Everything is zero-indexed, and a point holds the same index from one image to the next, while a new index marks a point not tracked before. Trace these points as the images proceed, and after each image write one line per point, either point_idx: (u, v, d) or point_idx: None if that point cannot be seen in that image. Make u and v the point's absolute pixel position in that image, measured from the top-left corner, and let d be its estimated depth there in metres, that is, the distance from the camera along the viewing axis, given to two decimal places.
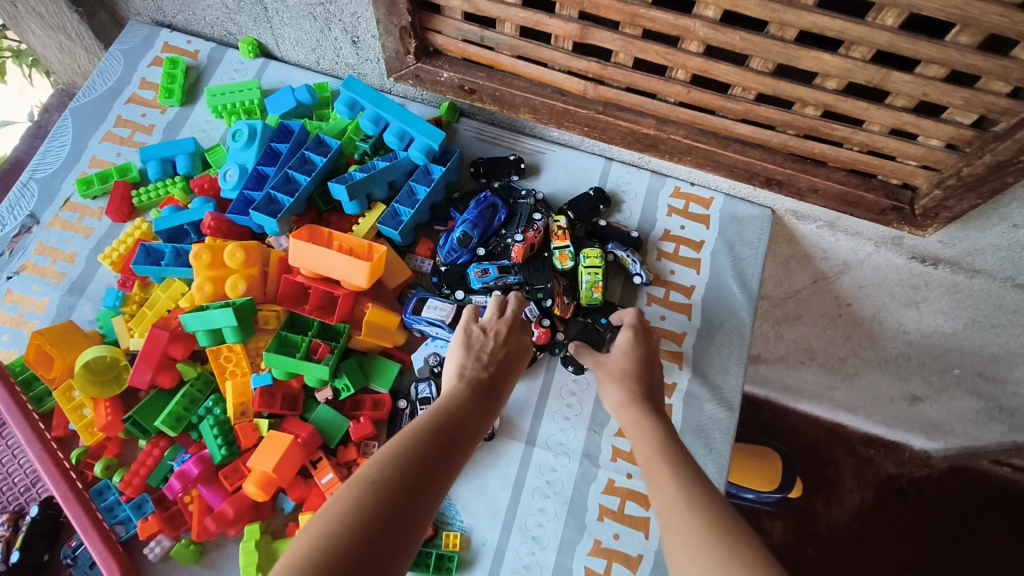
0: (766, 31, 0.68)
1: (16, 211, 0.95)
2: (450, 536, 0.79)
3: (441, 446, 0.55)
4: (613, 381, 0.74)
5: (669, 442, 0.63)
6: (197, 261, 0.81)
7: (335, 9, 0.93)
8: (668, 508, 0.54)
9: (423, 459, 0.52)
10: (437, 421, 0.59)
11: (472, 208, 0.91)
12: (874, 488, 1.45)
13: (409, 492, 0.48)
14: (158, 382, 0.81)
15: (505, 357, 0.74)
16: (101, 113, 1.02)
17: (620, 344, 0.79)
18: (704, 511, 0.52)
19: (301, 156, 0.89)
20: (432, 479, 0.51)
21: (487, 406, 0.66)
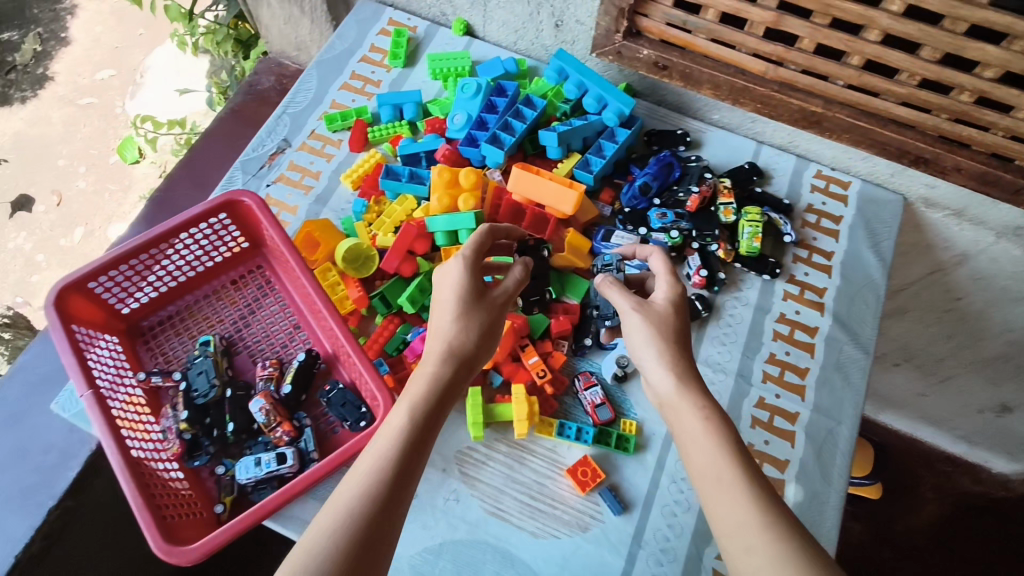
0: (940, 25, 0.85)
1: (273, 135, 1.17)
2: (627, 422, 0.94)
3: (394, 478, 0.63)
4: (656, 345, 0.73)
5: (706, 435, 0.66)
6: (440, 178, 1.00)
7: None
8: (729, 519, 0.60)
9: (369, 508, 0.60)
10: (390, 450, 0.65)
11: (652, 164, 1.08)
12: (953, 502, 1.59)
13: (369, 547, 0.58)
14: (400, 271, 0.99)
15: (475, 332, 0.76)
16: (339, 66, 1.24)
17: (662, 304, 0.77)
18: (773, 525, 0.57)
19: (516, 109, 1.08)
20: (382, 522, 0.59)
21: (447, 395, 0.72)
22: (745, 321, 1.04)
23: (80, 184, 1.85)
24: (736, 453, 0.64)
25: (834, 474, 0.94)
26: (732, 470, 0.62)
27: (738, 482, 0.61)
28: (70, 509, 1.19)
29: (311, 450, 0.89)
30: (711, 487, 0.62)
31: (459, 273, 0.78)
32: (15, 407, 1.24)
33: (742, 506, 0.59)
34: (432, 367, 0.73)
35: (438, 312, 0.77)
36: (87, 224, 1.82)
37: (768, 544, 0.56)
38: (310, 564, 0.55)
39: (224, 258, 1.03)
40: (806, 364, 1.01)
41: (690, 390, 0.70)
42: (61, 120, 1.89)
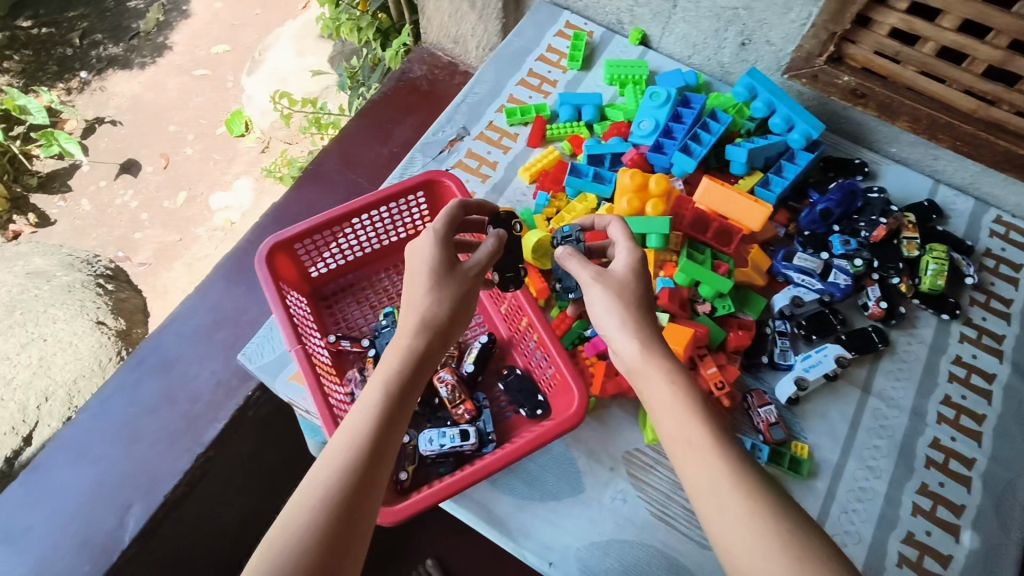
0: None
1: (451, 123, 1.20)
2: (800, 445, 0.94)
3: (373, 452, 0.62)
4: (620, 312, 0.74)
5: (679, 401, 0.67)
6: (631, 181, 1.01)
7: (744, 15, 1.10)
8: (702, 484, 0.62)
9: (351, 489, 0.59)
10: (369, 426, 0.63)
11: (834, 191, 1.06)
12: None
13: (345, 528, 0.57)
14: (584, 268, 1.01)
15: (450, 304, 0.74)
16: (516, 62, 1.26)
17: (627, 268, 0.78)
18: (749, 487, 0.60)
19: (703, 121, 1.08)
20: (363, 495, 0.59)
21: (422, 368, 0.71)
22: (920, 358, 1.02)
23: (189, 150, 2.33)
24: (706, 418, 0.66)
25: (1014, 525, 0.91)
26: (703, 437, 0.64)
27: (711, 445, 0.63)
28: (211, 460, 1.21)
29: (490, 432, 0.92)
30: (684, 453, 0.64)
31: (430, 248, 0.77)
32: (168, 353, 1.28)
33: (720, 474, 0.61)
34: (406, 341, 0.71)
35: (410, 285, 0.75)
36: (189, 189, 2.26)
37: (736, 501, 0.59)
38: (292, 547, 0.55)
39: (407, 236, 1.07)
40: (983, 411, 0.98)
41: (655, 355, 0.71)
42: (174, 85, 2.49)
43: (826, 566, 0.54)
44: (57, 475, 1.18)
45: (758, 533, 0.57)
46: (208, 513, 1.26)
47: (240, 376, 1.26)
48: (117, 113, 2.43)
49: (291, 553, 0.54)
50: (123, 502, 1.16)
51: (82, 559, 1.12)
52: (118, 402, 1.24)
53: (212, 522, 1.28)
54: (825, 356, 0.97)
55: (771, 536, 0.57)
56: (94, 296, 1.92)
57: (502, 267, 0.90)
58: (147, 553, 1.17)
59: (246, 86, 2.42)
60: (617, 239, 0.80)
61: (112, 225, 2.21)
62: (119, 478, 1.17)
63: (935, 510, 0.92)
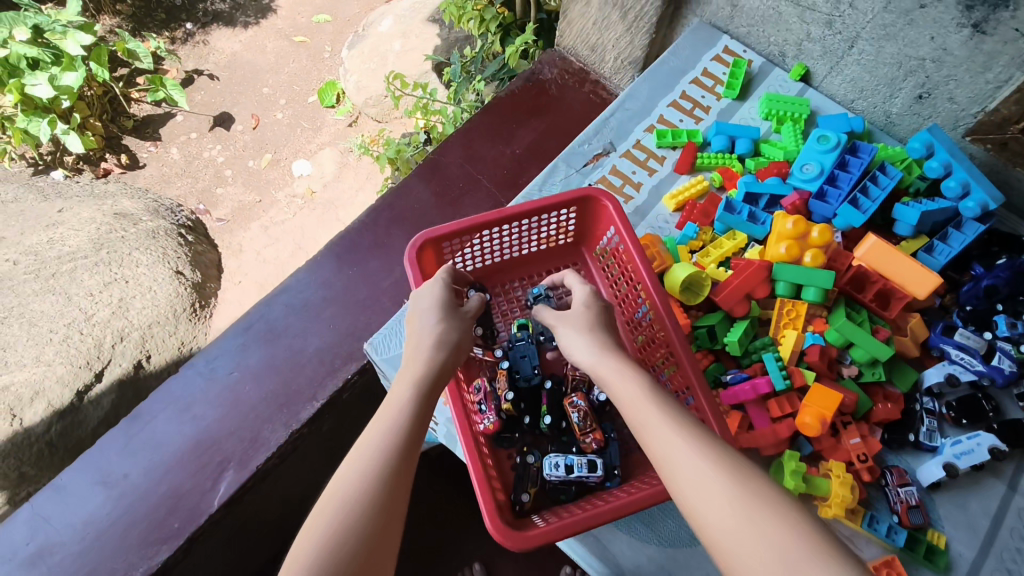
0: None
1: (598, 137, 1.16)
2: (937, 534, 0.88)
3: (403, 442, 0.65)
4: (580, 334, 0.79)
5: (642, 380, 0.69)
6: (792, 227, 0.96)
7: (931, 67, 1.04)
8: (656, 443, 0.62)
9: (386, 470, 0.62)
10: (399, 418, 0.68)
11: (1003, 265, 0.98)
12: None
13: (385, 507, 0.60)
14: (733, 311, 0.96)
15: (451, 328, 0.81)
16: (670, 83, 1.23)
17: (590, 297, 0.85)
18: (693, 434, 0.62)
19: (872, 174, 1.03)
20: (399, 477, 0.62)
21: (442, 373, 0.75)
22: None
23: (278, 114, 2.36)
24: (654, 389, 0.68)
25: None
26: (649, 402, 0.66)
27: (658, 409, 0.65)
28: (303, 436, 1.20)
29: (617, 467, 0.87)
30: (638, 424, 0.65)
31: (437, 288, 0.86)
32: (275, 324, 1.28)
33: (668, 436, 0.62)
34: (425, 353, 0.76)
35: (419, 317, 0.83)
36: (274, 151, 2.28)
37: (683, 445, 0.61)
38: (339, 523, 0.57)
39: (545, 247, 1.04)
40: None
41: (611, 353, 0.75)
42: (272, 49, 2.52)
43: (762, 488, 0.56)
44: (158, 428, 1.19)
45: (708, 467, 0.58)
46: (289, 487, 1.25)
47: (341, 357, 1.24)
48: (215, 67, 2.47)
49: (339, 533, 0.57)
50: (215, 465, 1.15)
51: (170, 517, 1.11)
52: (224, 363, 1.24)
53: (288, 496, 1.27)
54: (978, 445, 0.89)
55: (714, 469, 0.58)
56: (176, 245, 1.95)
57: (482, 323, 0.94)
58: (230, 518, 1.16)
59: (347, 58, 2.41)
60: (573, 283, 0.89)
61: (196, 176, 2.23)
62: (216, 438, 1.17)
63: None
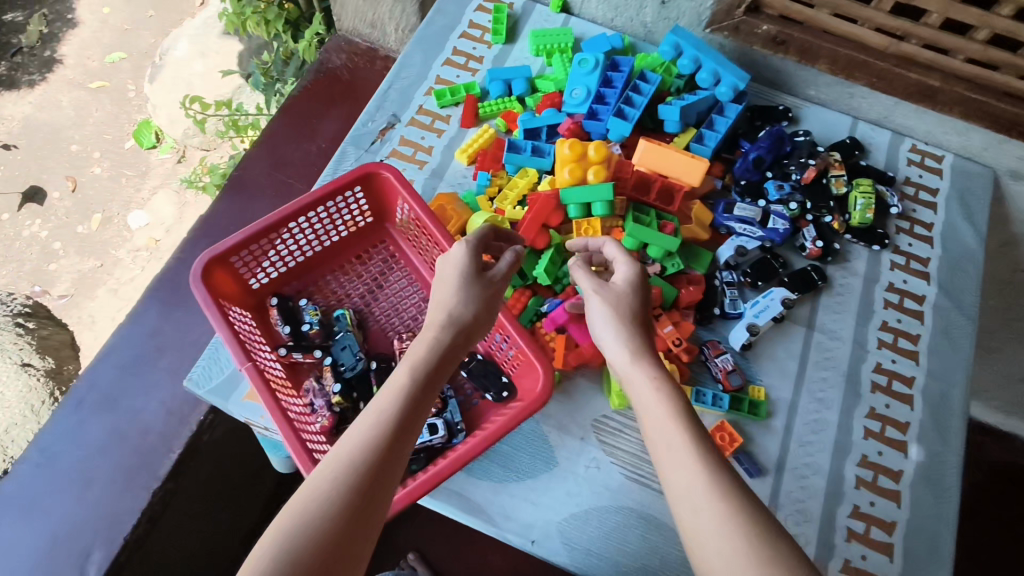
0: None
1: (382, 112, 1.16)
2: (757, 388, 0.98)
3: (398, 426, 0.62)
4: (616, 325, 0.76)
5: (678, 404, 0.66)
6: (570, 152, 1.01)
7: None
8: (684, 486, 0.60)
9: (376, 457, 0.59)
10: (399, 402, 0.64)
11: (764, 137, 1.10)
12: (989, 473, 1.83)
13: (370, 495, 0.57)
14: (535, 243, 0.99)
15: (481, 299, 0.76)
16: (440, 42, 1.23)
17: (627, 277, 0.80)
18: (727, 492, 0.58)
19: (634, 84, 1.09)
20: (387, 468, 0.59)
21: (449, 357, 0.71)
22: (855, 291, 1.08)
23: (96, 169, 2.15)
24: (690, 422, 0.65)
25: (952, 435, 0.99)
26: (680, 436, 0.63)
27: (691, 451, 0.62)
28: (172, 491, 1.14)
29: (458, 422, 0.91)
30: (665, 450, 0.63)
31: (463, 251, 0.80)
32: (108, 389, 1.20)
33: (699, 474, 0.60)
34: (433, 332, 0.72)
35: (440, 284, 0.77)
36: (103, 209, 2.09)
37: (712, 502, 0.58)
38: (321, 514, 0.54)
39: (349, 233, 1.02)
40: (917, 330, 1.06)
41: (643, 364, 0.72)
42: (70, 102, 2.27)
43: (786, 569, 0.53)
44: (6, 535, 1.10)
45: (729, 523, 0.56)
46: (179, 545, 1.20)
47: (190, 402, 1.19)
48: (9, 137, 2.21)
49: (313, 510, 0.55)
50: (78, 552, 1.08)
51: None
52: (63, 447, 1.16)
53: (183, 554, 1.22)
54: (772, 300, 1.00)
55: (738, 528, 0.55)
56: (14, 338, 1.83)
57: (290, 320, 0.94)
58: None
59: (152, 94, 2.22)
60: (615, 254, 0.84)
61: (20, 258, 2.02)
62: (75, 525, 1.10)
63: (884, 430, 0.98)
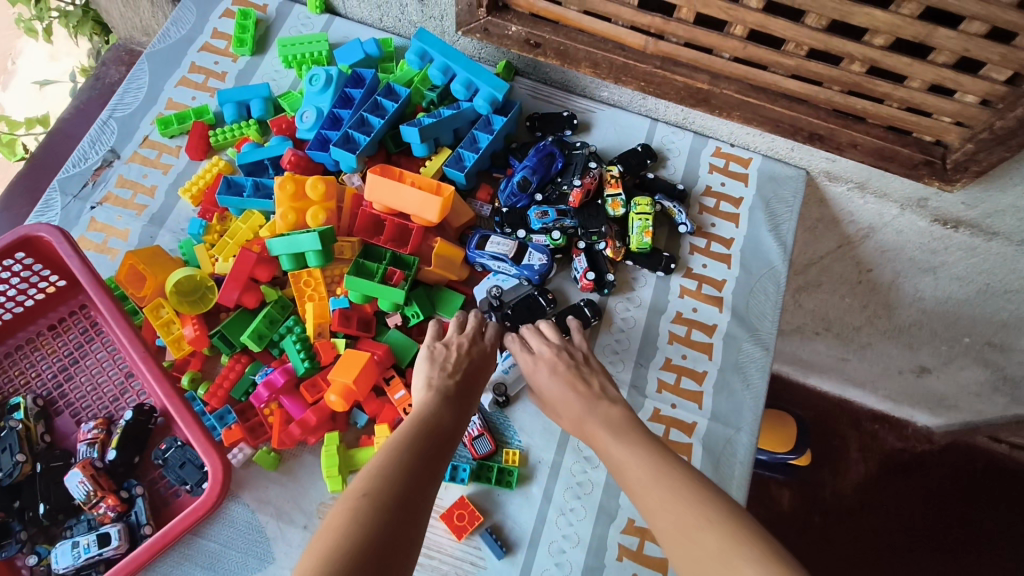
0: (804, 21, 0.78)
1: (98, 146, 1.01)
2: (509, 453, 0.86)
3: (429, 451, 0.61)
4: (563, 394, 0.76)
5: (634, 437, 0.65)
6: (282, 191, 0.86)
7: None
8: (649, 506, 0.57)
9: (411, 465, 0.58)
10: (428, 428, 0.65)
11: (531, 155, 0.97)
12: (878, 461, 1.56)
13: (409, 495, 0.55)
14: (243, 302, 0.86)
15: (477, 361, 0.79)
16: (176, 58, 1.07)
17: (542, 366, 0.80)
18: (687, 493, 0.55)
19: (374, 102, 0.95)
20: (423, 480, 0.58)
21: (465, 411, 0.72)
22: (638, 325, 0.95)
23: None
24: (654, 445, 0.63)
25: (733, 487, 0.87)
26: (641, 457, 0.62)
27: (651, 468, 0.60)
28: None
29: (143, 524, 0.77)
30: (630, 472, 0.61)
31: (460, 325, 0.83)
32: None
33: (654, 482, 0.58)
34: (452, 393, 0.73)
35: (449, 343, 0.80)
36: None
37: (676, 504, 0.55)
38: (371, 505, 0.52)
39: (37, 300, 0.88)
40: (704, 368, 0.93)
41: (594, 414, 0.71)
42: None
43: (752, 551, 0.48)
44: None
45: (695, 518, 0.53)
46: None
47: None
48: None
49: (364, 501, 0.52)
50: None
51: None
52: None
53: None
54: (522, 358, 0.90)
55: (705, 516, 0.52)
56: None
57: None
58: None
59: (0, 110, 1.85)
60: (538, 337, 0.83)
61: None
62: None
63: None
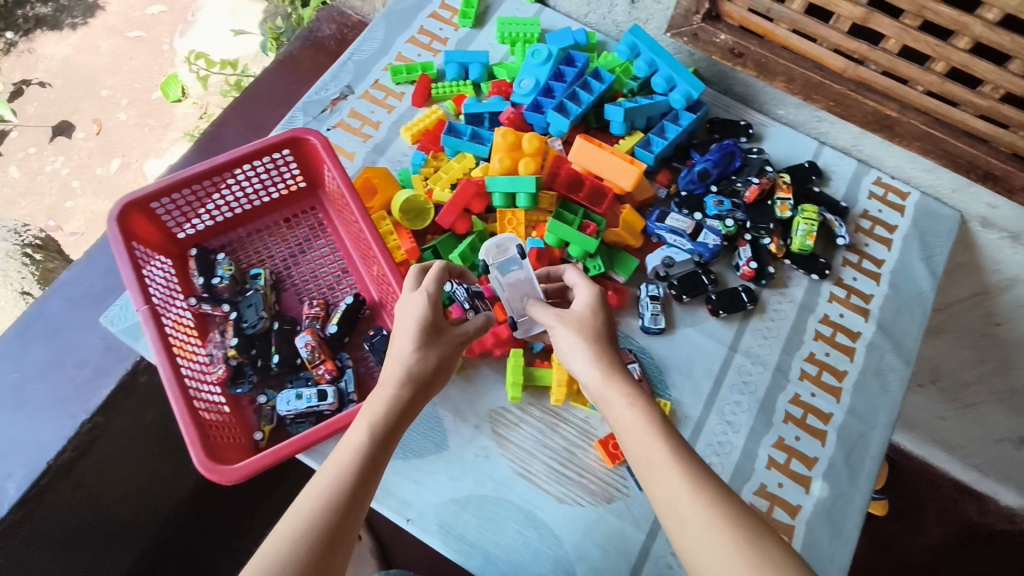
0: (1008, 66, 0.85)
1: (336, 81, 1.17)
2: (662, 403, 0.96)
3: (348, 500, 0.59)
4: (585, 348, 0.71)
5: (653, 425, 0.64)
6: (503, 140, 0.99)
7: None
8: (670, 498, 0.59)
9: (329, 519, 0.57)
10: (354, 462, 0.62)
11: (714, 151, 1.07)
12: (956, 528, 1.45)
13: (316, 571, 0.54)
14: (455, 228, 0.99)
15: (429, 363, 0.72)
16: (408, 19, 1.23)
17: (586, 301, 0.76)
18: (711, 500, 0.58)
19: (585, 81, 1.07)
20: (338, 537, 0.57)
21: (402, 423, 0.68)
22: (788, 317, 1.03)
23: None
24: (671, 434, 0.63)
25: (862, 477, 0.94)
26: (661, 449, 0.62)
27: (673, 462, 0.61)
28: (100, 426, 1.15)
29: (350, 392, 0.90)
30: (653, 467, 0.62)
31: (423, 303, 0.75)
32: (56, 320, 1.22)
33: (673, 479, 0.60)
34: (391, 389, 0.69)
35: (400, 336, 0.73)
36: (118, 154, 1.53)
37: (699, 510, 0.57)
38: None
39: (279, 195, 1.03)
40: (845, 367, 1.00)
41: (617, 379, 0.69)
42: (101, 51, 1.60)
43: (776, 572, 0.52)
44: None
45: (715, 526, 0.56)
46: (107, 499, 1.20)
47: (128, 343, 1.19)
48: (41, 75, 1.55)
49: None
50: None
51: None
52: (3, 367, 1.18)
53: (106, 500, 1.19)
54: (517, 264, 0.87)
55: (723, 531, 0.55)
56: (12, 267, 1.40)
57: (204, 269, 0.96)
58: (35, 520, 1.10)
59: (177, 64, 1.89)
60: (576, 281, 0.78)
61: None
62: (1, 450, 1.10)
63: (789, 462, 0.94)
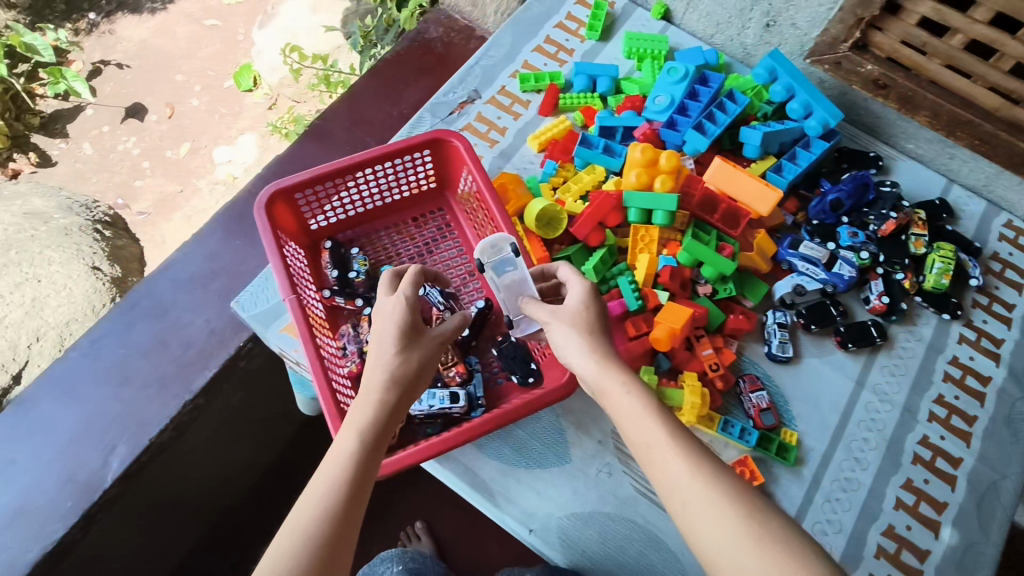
0: None
1: (464, 85, 1.17)
2: (789, 433, 0.93)
3: (341, 520, 0.56)
4: (581, 338, 0.68)
5: (644, 410, 0.62)
6: (642, 155, 0.98)
7: None
8: (672, 481, 0.57)
9: (322, 545, 0.54)
10: (342, 478, 0.59)
11: (847, 181, 1.04)
12: None
13: None
14: (588, 240, 0.99)
15: (413, 367, 0.68)
16: (535, 28, 1.24)
17: (577, 293, 0.72)
18: (713, 480, 0.56)
19: (720, 101, 1.07)
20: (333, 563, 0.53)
21: (392, 427, 0.65)
22: (916, 355, 1.01)
23: (192, 100, 1.75)
24: (667, 417, 0.62)
25: (993, 527, 0.91)
26: (656, 430, 0.60)
27: (670, 445, 0.59)
28: (200, 407, 1.14)
29: (479, 397, 0.90)
30: (649, 450, 0.60)
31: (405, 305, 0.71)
32: (162, 298, 1.20)
33: (673, 460, 0.58)
34: (376, 394, 0.66)
35: (382, 341, 0.69)
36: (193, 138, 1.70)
37: (702, 488, 0.56)
38: None
39: (409, 193, 1.04)
40: (975, 413, 0.98)
41: (613, 365, 0.66)
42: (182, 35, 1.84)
43: (784, 550, 0.51)
44: (44, 415, 1.11)
45: (724, 504, 0.54)
46: (190, 472, 1.21)
47: (234, 326, 1.18)
48: (121, 57, 1.80)
49: None
50: (102, 444, 1.08)
51: (17, 524, 1.02)
52: (109, 342, 1.16)
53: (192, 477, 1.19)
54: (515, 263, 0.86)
55: (728, 509, 0.54)
56: (91, 242, 1.46)
57: (338, 263, 0.98)
58: (131, 495, 1.09)
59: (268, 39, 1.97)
60: (567, 275, 0.75)
61: (110, 170, 1.66)
62: (107, 420, 1.10)
63: (917, 505, 0.92)
